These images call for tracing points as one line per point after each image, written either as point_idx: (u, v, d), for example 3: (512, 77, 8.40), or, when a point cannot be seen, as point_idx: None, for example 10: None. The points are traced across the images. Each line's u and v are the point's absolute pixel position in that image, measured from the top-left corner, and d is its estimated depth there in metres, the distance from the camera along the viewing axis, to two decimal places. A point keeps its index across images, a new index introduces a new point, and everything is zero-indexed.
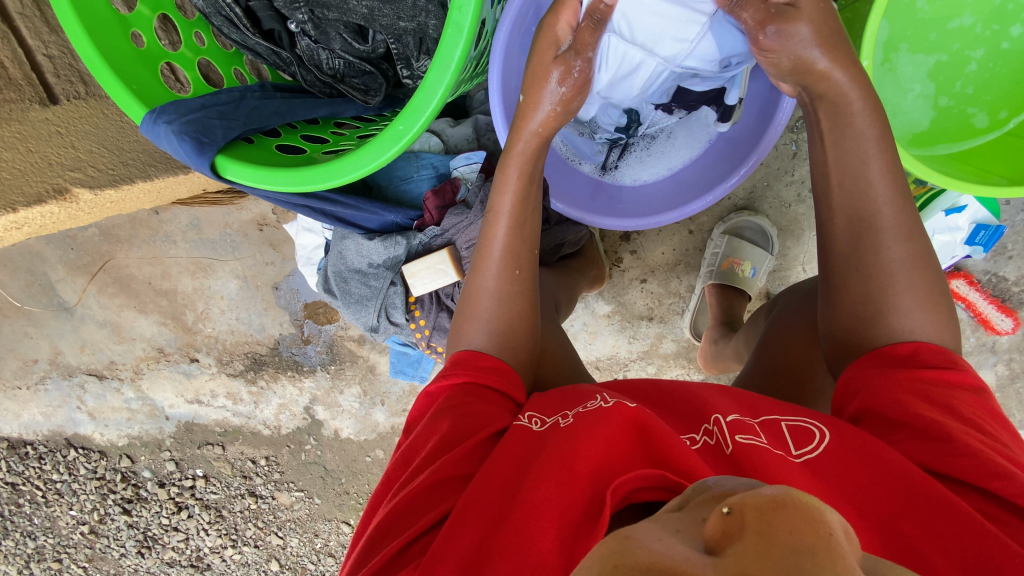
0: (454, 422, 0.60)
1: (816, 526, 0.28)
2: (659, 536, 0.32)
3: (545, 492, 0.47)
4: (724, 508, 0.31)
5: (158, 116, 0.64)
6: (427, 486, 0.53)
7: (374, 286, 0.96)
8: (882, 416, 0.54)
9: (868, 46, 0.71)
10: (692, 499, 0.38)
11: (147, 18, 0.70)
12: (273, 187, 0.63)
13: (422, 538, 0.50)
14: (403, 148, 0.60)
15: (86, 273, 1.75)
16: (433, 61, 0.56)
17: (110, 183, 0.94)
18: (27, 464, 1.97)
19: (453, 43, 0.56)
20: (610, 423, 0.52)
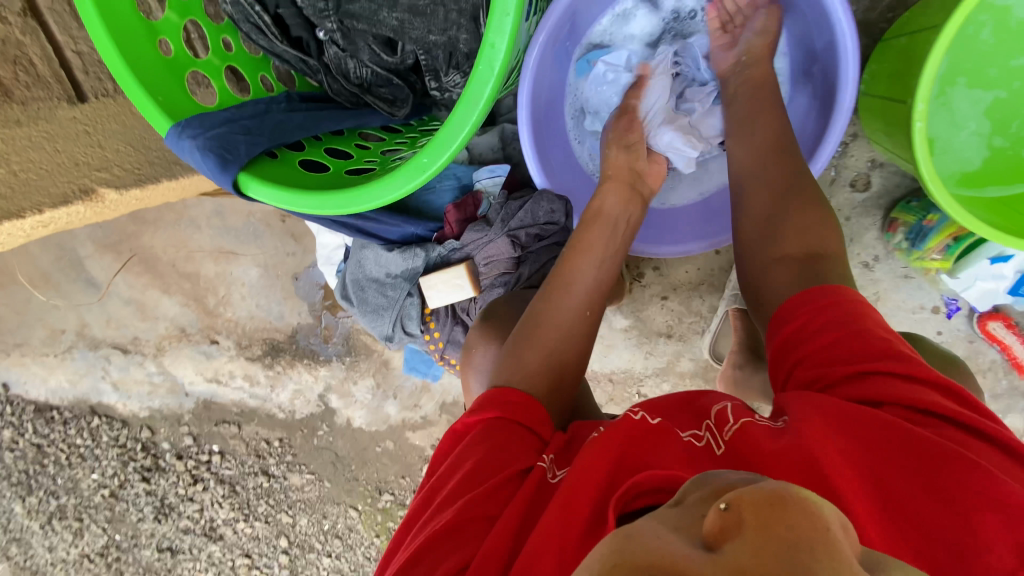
0: (481, 459, 0.59)
1: (813, 520, 0.32)
2: (661, 533, 0.36)
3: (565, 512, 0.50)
4: (721, 503, 0.34)
5: (183, 130, 0.63)
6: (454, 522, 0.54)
7: (391, 295, 0.95)
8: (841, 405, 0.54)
9: (923, 88, 0.66)
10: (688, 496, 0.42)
11: (176, 24, 0.70)
12: (295, 208, 0.63)
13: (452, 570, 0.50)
14: (427, 179, 0.58)
15: (114, 251, 1.79)
16: (461, 98, 0.55)
17: (135, 183, 0.96)
18: (53, 428, 2.03)
19: (483, 81, 0.54)
20: (609, 442, 0.54)
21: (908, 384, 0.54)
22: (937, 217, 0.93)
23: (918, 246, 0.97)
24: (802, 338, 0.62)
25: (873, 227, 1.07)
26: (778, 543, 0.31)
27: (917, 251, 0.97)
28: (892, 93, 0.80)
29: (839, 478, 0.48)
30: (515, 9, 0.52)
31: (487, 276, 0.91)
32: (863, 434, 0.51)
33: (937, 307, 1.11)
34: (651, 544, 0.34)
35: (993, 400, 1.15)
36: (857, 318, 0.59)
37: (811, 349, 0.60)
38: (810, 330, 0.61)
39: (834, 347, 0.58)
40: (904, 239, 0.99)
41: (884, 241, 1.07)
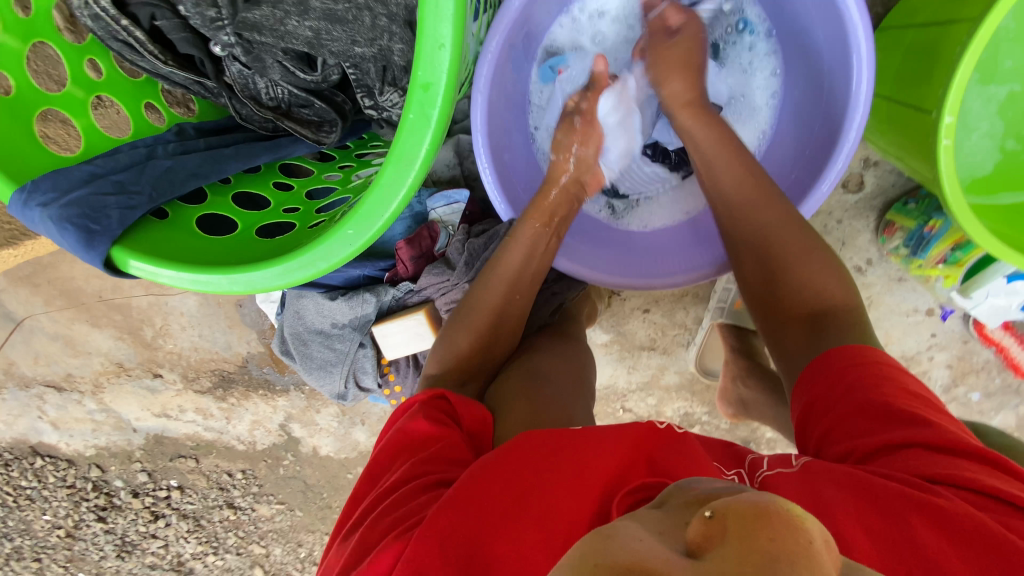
0: (440, 439, 0.56)
1: (796, 534, 0.29)
2: (642, 536, 0.34)
3: (559, 497, 0.49)
4: (708, 512, 0.32)
5: (30, 196, 0.48)
6: (410, 488, 0.52)
7: (340, 349, 0.82)
8: (869, 426, 0.51)
9: (952, 97, 0.55)
10: (670, 500, 0.42)
11: (18, 52, 0.54)
12: (179, 281, 0.48)
13: (401, 526, 0.48)
14: (358, 252, 0.47)
15: (30, 284, 1.57)
16: (388, 157, 0.44)
17: (5, 242, 0.82)
18: None
19: (417, 135, 0.43)
20: (609, 445, 0.53)
21: (927, 455, 0.47)
22: (939, 224, 0.85)
23: (920, 255, 0.89)
24: (828, 402, 0.55)
25: (867, 230, 0.99)
26: (757, 555, 0.29)
27: (918, 260, 0.90)
28: (900, 96, 0.69)
29: (847, 529, 0.44)
30: (452, 37, 0.41)
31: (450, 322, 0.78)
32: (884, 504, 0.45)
33: (932, 310, 1.03)
34: (629, 545, 0.32)
35: (988, 399, 1.08)
36: (880, 383, 0.52)
37: (833, 416, 0.53)
38: (828, 398, 0.54)
39: (858, 410, 0.52)
40: (903, 245, 0.91)
41: (878, 244, 0.99)
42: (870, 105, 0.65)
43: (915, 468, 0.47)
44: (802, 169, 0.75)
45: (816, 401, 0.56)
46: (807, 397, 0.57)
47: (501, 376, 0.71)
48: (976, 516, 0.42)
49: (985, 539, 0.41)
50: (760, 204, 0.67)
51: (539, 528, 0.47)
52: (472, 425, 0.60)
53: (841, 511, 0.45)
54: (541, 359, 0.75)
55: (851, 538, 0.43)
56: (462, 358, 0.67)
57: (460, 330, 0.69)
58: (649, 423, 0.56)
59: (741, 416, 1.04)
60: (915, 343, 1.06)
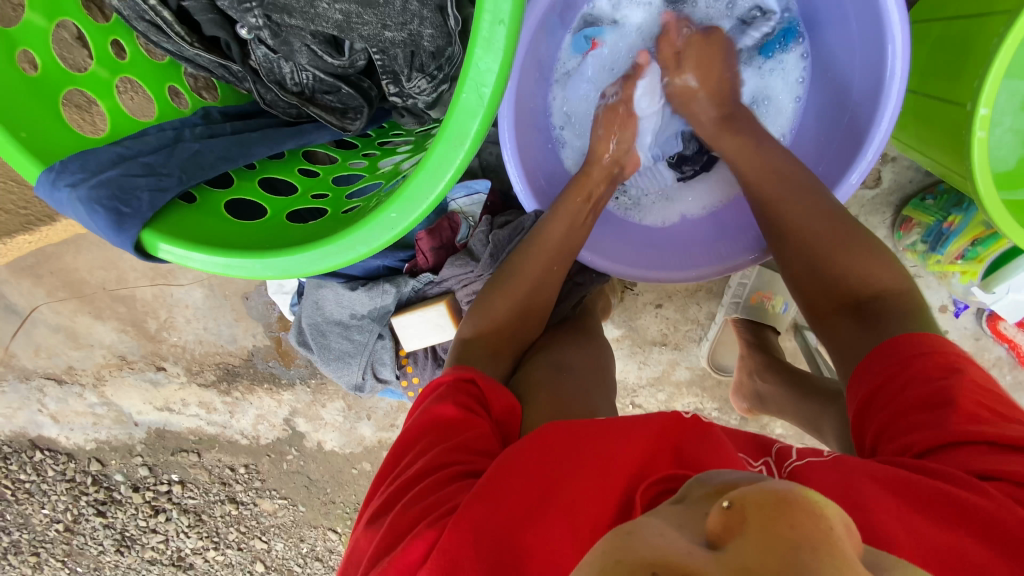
0: (466, 427, 0.55)
1: (818, 521, 0.28)
2: (664, 531, 0.33)
3: (590, 488, 0.49)
4: (725, 503, 0.32)
5: (59, 176, 0.47)
6: (439, 477, 0.51)
7: (358, 340, 0.81)
8: (919, 418, 0.49)
9: (988, 89, 0.55)
10: (691, 494, 0.41)
11: (43, 30, 0.52)
12: (218, 269, 0.48)
13: (431, 515, 0.48)
14: (397, 237, 0.46)
15: (32, 275, 1.55)
16: (437, 137, 0.44)
17: (20, 228, 0.81)
18: None
19: (468, 115, 0.43)
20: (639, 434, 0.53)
21: (989, 452, 0.45)
22: (958, 219, 0.85)
23: (939, 250, 0.88)
24: (889, 391, 0.52)
25: (883, 226, 0.98)
26: (779, 543, 0.28)
27: (936, 256, 0.89)
28: (928, 90, 0.69)
29: (889, 528, 0.40)
30: (511, 14, 0.40)
31: None
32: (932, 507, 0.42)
33: (945, 306, 1.03)
34: (654, 540, 0.31)
35: None
36: (944, 375, 0.50)
37: (890, 410, 0.51)
38: (886, 393, 0.52)
39: (921, 400, 0.49)
40: (920, 241, 0.91)
41: (894, 240, 0.98)
42: (904, 96, 0.65)
43: (972, 469, 0.44)
44: (829, 162, 0.75)
45: (881, 370, 0.53)
46: (868, 384, 0.54)
47: (524, 366, 0.71)
48: None
49: None
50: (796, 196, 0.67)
51: (570, 517, 0.47)
52: (500, 413, 0.60)
53: (879, 509, 0.42)
54: (564, 351, 0.74)
55: (886, 530, 0.40)
56: (490, 349, 0.67)
57: (485, 321, 0.69)
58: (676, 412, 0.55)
59: (756, 411, 1.04)
60: None
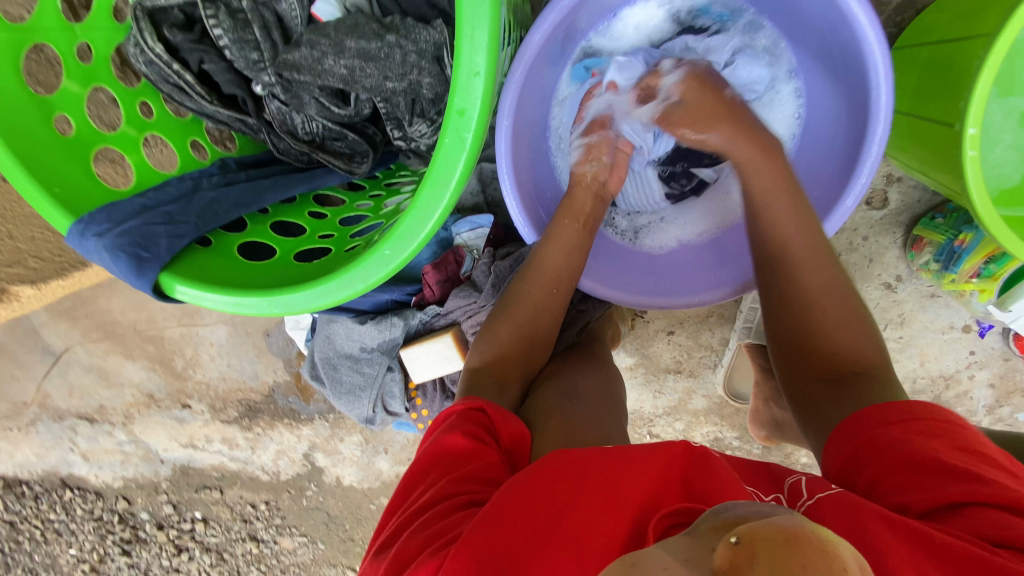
0: (476, 453, 0.56)
1: (826, 560, 0.30)
2: (667, 564, 0.34)
3: (596, 521, 0.47)
4: (732, 538, 0.32)
5: (86, 227, 0.51)
6: (445, 508, 0.51)
7: (368, 373, 0.83)
8: (911, 474, 0.49)
9: (974, 109, 0.56)
10: (702, 525, 0.40)
11: (76, 94, 0.58)
12: (230, 310, 0.51)
13: (435, 544, 0.48)
14: (392, 273, 0.49)
15: (69, 317, 1.64)
16: (425, 177, 0.46)
17: (55, 273, 0.87)
18: (24, 503, 1.89)
19: (453, 157, 0.46)
20: (653, 458, 0.52)
21: (997, 516, 0.44)
22: (970, 237, 0.83)
23: (952, 269, 0.87)
24: (876, 448, 0.53)
25: (894, 246, 0.97)
26: None
27: (949, 275, 0.87)
28: (919, 111, 0.70)
29: None
30: (485, 65, 0.43)
31: None
32: (943, 558, 0.42)
33: (968, 327, 1.00)
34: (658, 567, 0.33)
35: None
36: (929, 436, 0.51)
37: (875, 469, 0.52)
38: (873, 449, 0.53)
39: (905, 462, 0.50)
40: (933, 260, 0.89)
41: (907, 260, 0.97)
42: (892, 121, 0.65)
43: (976, 529, 0.44)
44: (826, 186, 0.75)
45: (868, 434, 0.54)
46: (851, 443, 0.55)
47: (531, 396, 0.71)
48: None
49: None
50: (800, 220, 0.68)
51: (577, 550, 0.46)
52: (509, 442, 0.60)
53: (896, 558, 0.43)
54: (570, 379, 0.75)
55: None
56: (494, 379, 0.68)
57: (488, 353, 0.71)
58: (684, 441, 0.54)
59: (775, 438, 1.01)
60: (953, 362, 1.04)
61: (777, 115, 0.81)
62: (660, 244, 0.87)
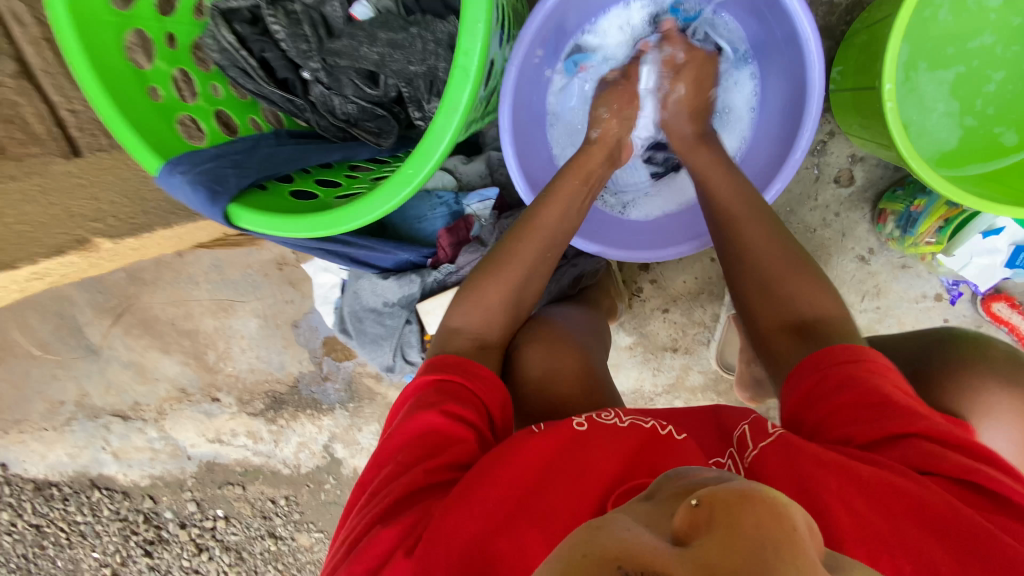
0: (442, 433, 0.64)
1: (779, 521, 0.34)
2: (631, 526, 0.37)
3: (557, 504, 0.57)
4: (693, 502, 0.36)
5: (174, 167, 0.65)
6: (417, 485, 0.60)
7: (389, 324, 0.95)
8: (859, 410, 0.57)
9: (888, 67, 0.68)
10: (659, 492, 0.47)
11: (165, 72, 0.74)
12: (287, 234, 0.64)
13: (407, 524, 0.56)
14: (415, 189, 0.61)
15: (113, 315, 1.78)
16: (439, 108, 0.59)
17: (130, 233, 0.86)
18: (52, 505, 2.00)
19: (460, 90, 0.58)
20: (610, 445, 0.62)
21: (925, 444, 0.53)
22: (924, 202, 0.94)
23: (910, 232, 0.96)
24: (828, 392, 0.59)
25: (864, 221, 1.07)
26: (740, 540, 0.33)
27: (909, 237, 0.96)
28: (860, 85, 0.82)
29: (837, 514, 0.50)
30: (484, 18, 0.57)
31: None
32: (874, 491, 0.51)
33: (940, 295, 1.08)
34: (620, 533, 0.36)
35: None
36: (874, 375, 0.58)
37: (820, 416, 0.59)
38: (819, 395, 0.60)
39: (856, 401, 0.57)
40: (896, 227, 0.99)
41: (877, 233, 1.07)
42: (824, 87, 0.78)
43: (903, 459, 0.53)
44: (780, 147, 0.87)
45: (825, 382, 0.60)
46: (803, 391, 0.61)
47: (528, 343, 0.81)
48: (949, 501, 0.49)
49: (955, 517, 0.48)
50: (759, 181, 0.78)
51: (537, 527, 0.55)
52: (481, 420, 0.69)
53: (831, 496, 0.51)
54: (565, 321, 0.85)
55: (832, 517, 0.50)
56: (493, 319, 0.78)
57: (484, 303, 0.79)
58: (650, 429, 0.64)
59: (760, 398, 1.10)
60: None
61: (738, 96, 0.94)
62: (643, 212, 0.99)
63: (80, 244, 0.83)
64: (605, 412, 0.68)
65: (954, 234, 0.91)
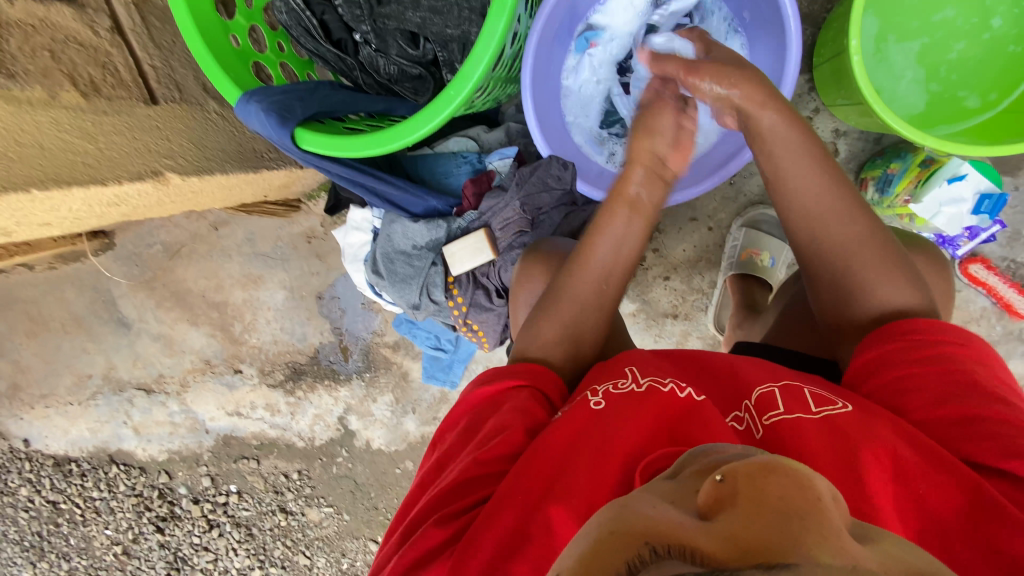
0: (485, 425, 0.67)
1: (805, 492, 0.30)
2: (655, 506, 0.34)
3: (582, 478, 0.57)
4: (716, 478, 0.33)
5: (250, 97, 0.77)
6: (466, 476, 0.63)
7: (417, 265, 1.05)
8: (920, 389, 0.59)
9: (853, 30, 0.82)
10: (684, 468, 0.44)
11: (242, 26, 0.87)
12: (343, 153, 0.76)
13: (453, 515, 0.60)
14: (456, 109, 0.72)
15: (146, 287, 1.87)
16: (478, 40, 0.70)
17: (195, 172, 0.99)
18: (70, 481, 2.05)
19: (495, 24, 0.70)
20: (639, 418, 0.61)
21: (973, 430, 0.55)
22: (899, 166, 1.05)
23: (887, 193, 1.06)
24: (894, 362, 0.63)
25: None
26: (773, 514, 0.29)
27: (886, 198, 1.07)
28: (836, 55, 0.94)
29: (873, 485, 0.52)
30: None
31: (503, 238, 1.02)
32: (914, 469, 0.53)
33: None
34: (645, 512, 0.33)
35: (992, 346, 1.18)
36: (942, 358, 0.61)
37: (880, 379, 0.62)
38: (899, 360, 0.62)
39: (923, 373, 0.60)
40: (876, 191, 1.09)
41: None
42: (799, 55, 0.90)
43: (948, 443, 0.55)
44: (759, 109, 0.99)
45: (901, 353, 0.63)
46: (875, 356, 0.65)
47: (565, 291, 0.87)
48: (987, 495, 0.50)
49: (989, 511, 0.49)
50: None
51: (564, 503, 0.56)
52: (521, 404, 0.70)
53: (872, 468, 0.53)
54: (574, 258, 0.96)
55: (868, 489, 0.52)
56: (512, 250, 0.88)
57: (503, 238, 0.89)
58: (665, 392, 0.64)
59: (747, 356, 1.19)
60: None
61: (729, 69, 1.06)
62: None
63: (155, 175, 0.93)
64: (621, 379, 0.67)
65: (923, 183, 0.99)
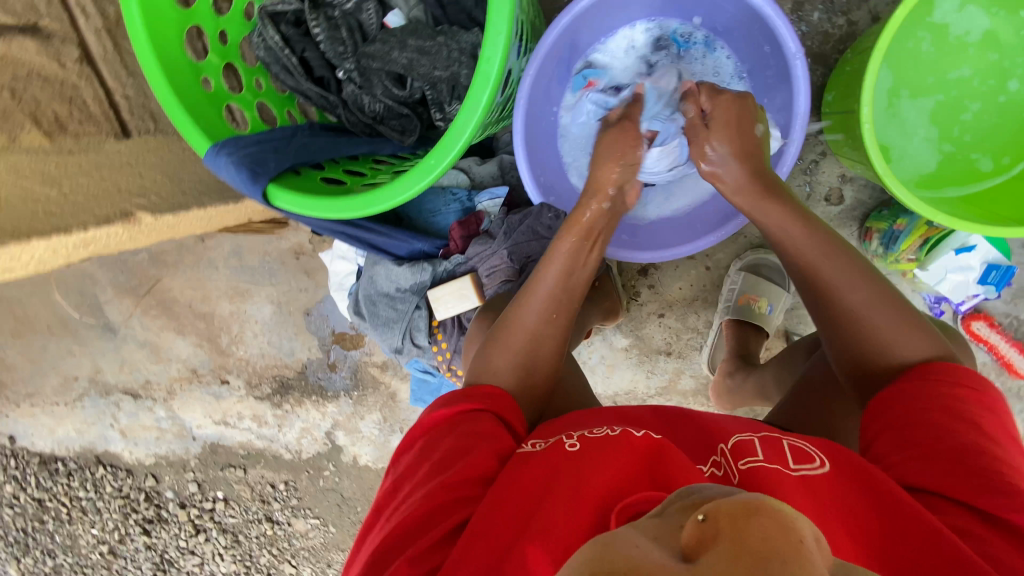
0: (450, 448, 0.61)
1: (787, 533, 0.29)
2: (639, 542, 0.34)
3: (557, 511, 0.51)
4: (700, 515, 0.32)
5: (220, 149, 0.72)
6: (428, 506, 0.56)
7: (400, 309, 1.02)
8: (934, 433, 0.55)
9: (867, 92, 0.77)
10: (673, 505, 0.39)
11: (216, 65, 0.82)
12: (318, 214, 0.72)
13: (413, 553, 0.53)
14: (434, 179, 0.68)
15: (133, 295, 1.83)
16: (462, 104, 0.66)
17: (170, 210, 0.94)
18: (56, 480, 2.04)
19: (482, 88, 0.66)
20: (619, 453, 0.55)
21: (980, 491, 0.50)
22: (906, 222, 1.00)
23: (892, 249, 1.03)
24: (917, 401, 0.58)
25: (852, 238, 1.13)
26: (749, 554, 0.29)
27: (891, 254, 1.03)
28: (846, 108, 0.90)
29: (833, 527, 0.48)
30: (505, 30, 0.64)
31: (490, 286, 0.97)
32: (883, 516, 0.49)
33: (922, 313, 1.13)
34: (628, 550, 0.32)
35: None
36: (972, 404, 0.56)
37: (889, 418, 0.59)
38: (917, 393, 0.58)
39: (943, 416, 0.56)
40: (880, 245, 1.05)
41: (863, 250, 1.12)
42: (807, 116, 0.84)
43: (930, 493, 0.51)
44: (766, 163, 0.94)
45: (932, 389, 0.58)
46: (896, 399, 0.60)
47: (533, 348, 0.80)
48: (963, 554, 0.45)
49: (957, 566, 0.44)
50: None
51: (542, 540, 0.48)
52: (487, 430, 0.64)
53: (833, 513, 0.49)
54: None
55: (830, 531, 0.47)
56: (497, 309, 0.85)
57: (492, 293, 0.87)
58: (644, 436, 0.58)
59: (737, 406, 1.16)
60: None
61: None
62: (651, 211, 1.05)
63: (125, 217, 0.88)
64: (597, 426, 0.63)
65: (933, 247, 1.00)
